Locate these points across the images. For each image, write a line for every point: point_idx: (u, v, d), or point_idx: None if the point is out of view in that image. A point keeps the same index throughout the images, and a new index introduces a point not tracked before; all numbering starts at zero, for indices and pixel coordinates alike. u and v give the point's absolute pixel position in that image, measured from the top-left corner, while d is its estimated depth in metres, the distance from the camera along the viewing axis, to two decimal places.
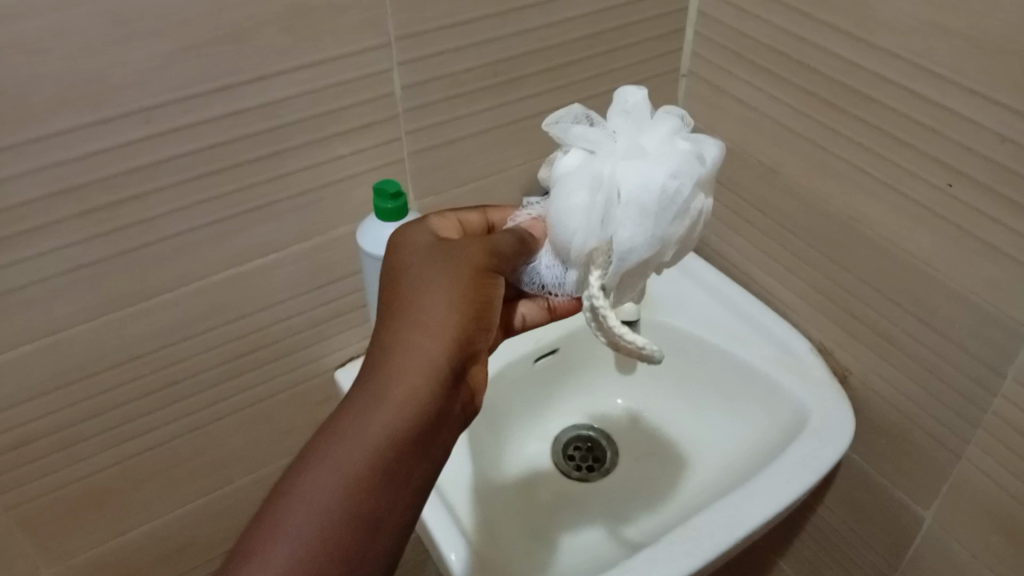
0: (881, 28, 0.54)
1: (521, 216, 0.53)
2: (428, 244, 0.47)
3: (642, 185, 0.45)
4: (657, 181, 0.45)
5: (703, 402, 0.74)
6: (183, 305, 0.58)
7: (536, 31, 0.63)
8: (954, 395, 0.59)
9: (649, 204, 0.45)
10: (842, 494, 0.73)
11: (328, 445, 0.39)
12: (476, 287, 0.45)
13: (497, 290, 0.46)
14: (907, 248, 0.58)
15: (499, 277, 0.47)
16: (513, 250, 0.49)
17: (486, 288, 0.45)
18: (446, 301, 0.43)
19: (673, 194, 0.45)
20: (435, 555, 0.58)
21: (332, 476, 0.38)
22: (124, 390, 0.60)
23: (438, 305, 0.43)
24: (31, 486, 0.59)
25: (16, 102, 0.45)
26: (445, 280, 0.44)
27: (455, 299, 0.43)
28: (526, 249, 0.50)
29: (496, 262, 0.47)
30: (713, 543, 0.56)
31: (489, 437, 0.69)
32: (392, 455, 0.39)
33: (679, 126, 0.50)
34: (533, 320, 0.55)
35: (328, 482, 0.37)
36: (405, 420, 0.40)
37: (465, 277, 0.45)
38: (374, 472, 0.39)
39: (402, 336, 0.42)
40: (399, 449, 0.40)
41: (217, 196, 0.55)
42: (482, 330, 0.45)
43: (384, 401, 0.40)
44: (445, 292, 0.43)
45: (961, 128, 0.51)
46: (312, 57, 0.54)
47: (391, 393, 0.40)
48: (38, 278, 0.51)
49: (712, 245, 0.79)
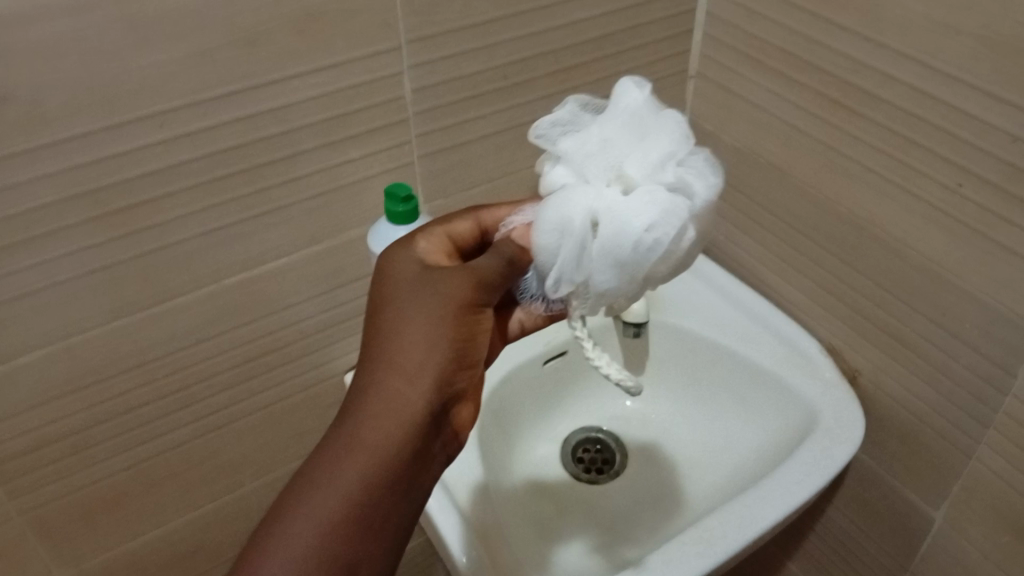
0: (891, 29, 0.54)
1: (512, 222, 0.49)
2: (414, 270, 0.45)
3: (617, 231, 0.42)
4: (633, 230, 0.42)
5: (713, 404, 0.74)
6: (196, 309, 0.59)
7: (547, 33, 0.63)
8: (965, 396, 0.59)
9: (622, 253, 0.42)
10: (853, 495, 0.73)
11: (303, 492, 0.40)
12: (460, 322, 0.43)
13: (483, 321, 0.45)
14: (918, 248, 0.58)
15: (487, 309, 0.45)
16: (501, 275, 0.46)
17: (472, 322, 0.44)
18: (427, 340, 0.43)
19: (649, 244, 0.42)
20: (446, 557, 0.58)
21: (305, 526, 0.39)
22: (137, 393, 0.60)
23: (418, 345, 0.43)
24: (44, 491, 0.60)
25: (31, 107, 0.45)
26: (432, 314, 0.43)
27: (437, 337, 0.43)
28: (516, 270, 0.47)
29: (484, 292, 0.45)
30: (726, 544, 0.56)
31: (499, 439, 0.69)
32: (365, 501, 0.40)
33: (676, 147, 0.45)
34: (530, 326, 0.53)
35: (300, 532, 0.39)
36: (379, 468, 0.41)
37: (452, 311, 0.43)
38: (347, 519, 0.40)
39: (379, 379, 0.42)
40: (373, 494, 0.41)
41: (231, 199, 0.55)
42: (464, 368, 0.44)
43: (359, 448, 0.41)
44: (427, 329, 0.43)
45: (973, 128, 0.51)
46: (325, 60, 0.54)
47: (365, 439, 0.41)
48: (52, 283, 0.51)
49: (720, 246, 0.79)
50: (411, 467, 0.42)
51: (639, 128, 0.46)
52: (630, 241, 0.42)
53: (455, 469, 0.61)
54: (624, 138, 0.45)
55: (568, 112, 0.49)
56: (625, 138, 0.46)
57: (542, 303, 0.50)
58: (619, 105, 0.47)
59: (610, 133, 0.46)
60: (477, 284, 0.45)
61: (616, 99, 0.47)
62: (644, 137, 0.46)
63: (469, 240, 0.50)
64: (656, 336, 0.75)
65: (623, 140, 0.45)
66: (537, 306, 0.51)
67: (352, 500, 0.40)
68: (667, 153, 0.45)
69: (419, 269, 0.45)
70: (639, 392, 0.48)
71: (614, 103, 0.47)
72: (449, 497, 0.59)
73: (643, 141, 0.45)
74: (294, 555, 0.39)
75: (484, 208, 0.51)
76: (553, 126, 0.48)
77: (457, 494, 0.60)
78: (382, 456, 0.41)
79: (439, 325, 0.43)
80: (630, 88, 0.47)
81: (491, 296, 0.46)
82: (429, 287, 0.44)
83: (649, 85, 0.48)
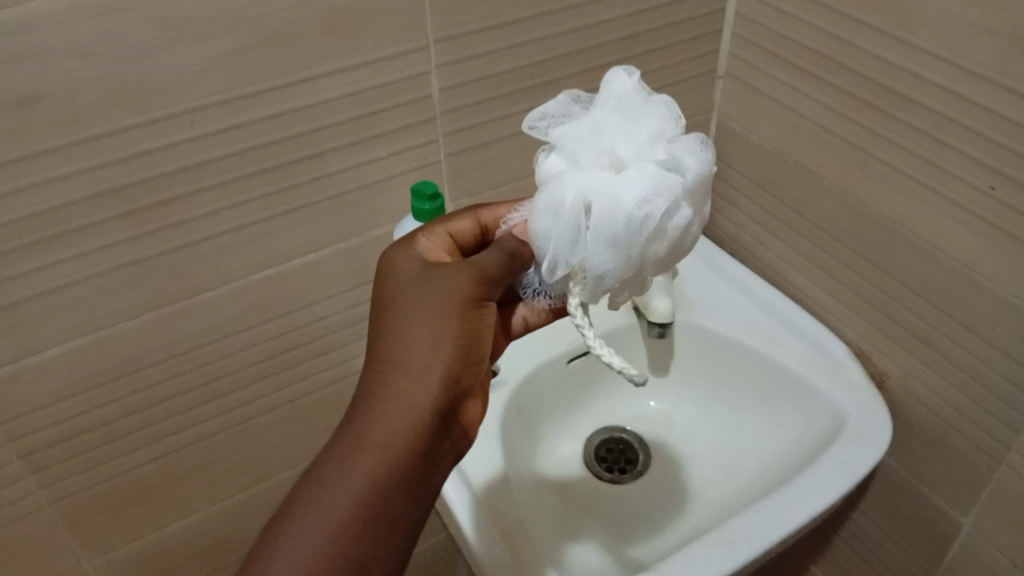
0: (924, 30, 0.53)
1: (514, 219, 0.49)
2: (415, 269, 0.45)
3: (609, 211, 0.42)
4: (623, 207, 0.42)
5: (741, 405, 0.74)
6: (226, 304, 0.59)
7: (574, 33, 0.63)
8: (996, 401, 0.58)
9: (616, 231, 0.42)
10: (879, 498, 0.73)
11: (313, 491, 0.40)
12: (463, 318, 0.44)
13: (487, 316, 0.45)
14: (949, 251, 0.57)
15: (489, 304, 0.45)
16: (503, 269, 0.46)
17: (476, 317, 0.45)
18: (431, 339, 0.43)
19: (641, 220, 0.42)
20: (467, 553, 0.58)
21: (314, 524, 0.39)
22: (166, 386, 0.61)
23: (423, 344, 0.43)
24: (75, 481, 0.61)
25: (66, 104, 0.46)
26: (438, 314, 0.43)
27: (442, 334, 0.43)
28: (518, 264, 0.47)
29: (487, 287, 0.45)
30: (749, 547, 0.55)
31: (523, 436, 0.69)
32: (375, 500, 0.41)
33: (667, 126, 0.45)
34: (534, 323, 0.52)
35: (310, 530, 0.39)
36: (388, 467, 0.41)
37: (456, 310, 0.44)
38: (358, 518, 0.40)
39: (386, 378, 0.43)
40: (383, 493, 0.41)
41: (262, 197, 0.56)
42: (471, 365, 0.45)
43: (367, 446, 0.41)
44: (431, 326, 0.43)
45: (1005, 129, 0.51)
46: (353, 60, 0.54)
47: (373, 439, 0.41)
48: (84, 277, 0.52)
49: (749, 246, 0.78)
50: (420, 463, 0.42)
51: (629, 110, 0.46)
52: (622, 218, 0.42)
53: (475, 463, 0.62)
54: (615, 121, 0.45)
55: (560, 105, 0.49)
56: (617, 121, 0.46)
57: (545, 298, 0.51)
58: (608, 92, 0.47)
59: (601, 117, 0.46)
60: (479, 279, 0.45)
61: (606, 86, 0.48)
62: (635, 118, 0.45)
63: (470, 237, 0.51)
64: (682, 336, 0.75)
65: (614, 123, 0.45)
66: (540, 301, 0.51)
67: (363, 496, 0.40)
68: (658, 132, 0.45)
69: (421, 269, 0.45)
70: (644, 382, 0.45)
71: (604, 90, 0.48)
72: (469, 491, 0.60)
73: (633, 123, 0.45)
74: (304, 552, 0.39)
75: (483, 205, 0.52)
76: (545, 117, 0.48)
77: (478, 489, 0.60)
78: (390, 451, 0.41)
79: (443, 322, 0.43)
80: (618, 75, 0.48)
81: (494, 290, 0.46)
82: (432, 285, 0.44)
83: (637, 72, 0.49)
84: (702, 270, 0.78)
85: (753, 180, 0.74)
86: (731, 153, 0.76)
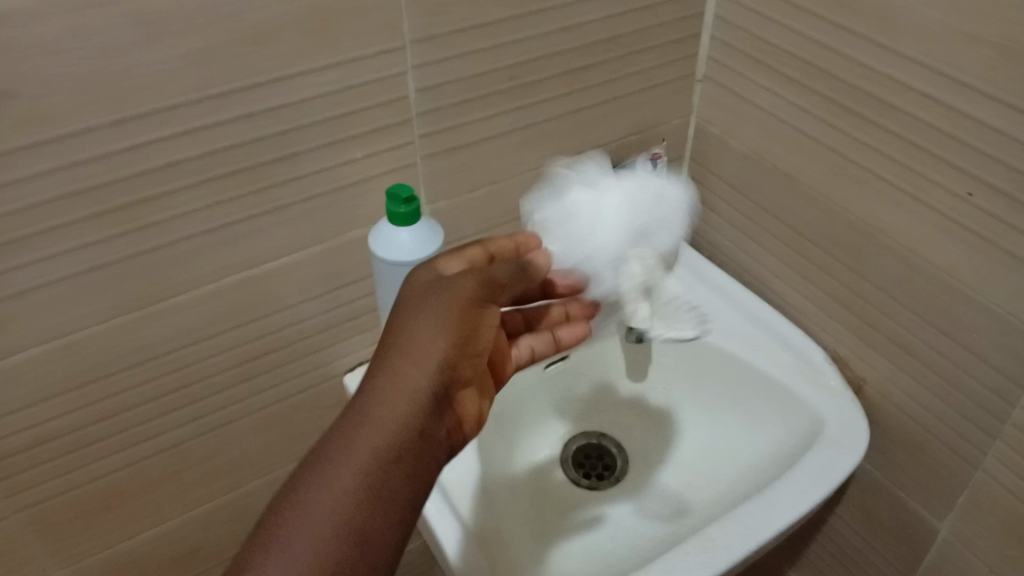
0: (906, 35, 0.53)
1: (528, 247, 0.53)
2: (428, 272, 0.46)
3: (619, 211, 0.52)
4: (629, 212, 0.53)
5: (719, 410, 0.74)
6: (199, 308, 0.58)
7: (554, 35, 0.62)
8: (973, 407, 0.58)
9: (623, 227, 0.52)
10: (857, 504, 0.73)
11: (314, 473, 0.40)
12: (466, 312, 0.45)
13: (490, 315, 0.46)
14: (928, 257, 0.58)
15: (493, 307, 0.46)
16: (512, 279, 0.47)
17: (479, 315, 0.45)
18: (434, 328, 0.43)
19: (643, 224, 0.53)
20: (445, 562, 0.57)
21: (317, 499, 0.39)
22: (136, 393, 0.59)
23: (426, 334, 0.43)
24: (42, 489, 0.59)
25: (35, 103, 0.45)
26: (440, 306, 0.44)
27: (443, 324, 0.44)
28: (527, 281, 0.48)
29: (493, 292, 0.46)
30: (729, 554, 0.55)
31: (500, 442, 0.69)
32: (375, 480, 0.40)
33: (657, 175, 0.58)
34: (540, 354, 0.53)
35: (310, 505, 0.39)
36: (386, 447, 0.41)
37: (461, 305, 0.44)
38: (359, 498, 0.39)
39: (388, 364, 0.43)
40: (383, 475, 0.40)
41: (237, 197, 0.55)
42: (469, 356, 0.45)
43: (367, 432, 0.41)
44: (434, 317, 0.44)
45: (986, 136, 0.51)
46: (331, 59, 0.53)
47: (371, 421, 0.41)
48: (53, 280, 0.51)
49: (727, 251, 0.78)
50: (418, 448, 0.42)
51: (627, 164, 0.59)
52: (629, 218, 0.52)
53: (453, 471, 0.61)
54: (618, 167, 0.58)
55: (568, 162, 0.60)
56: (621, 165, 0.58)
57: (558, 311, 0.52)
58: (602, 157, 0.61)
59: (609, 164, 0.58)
60: (487, 283, 0.46)
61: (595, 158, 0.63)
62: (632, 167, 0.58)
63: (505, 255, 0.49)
64: (661, 341, 0.75)
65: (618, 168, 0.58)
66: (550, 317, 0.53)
67: (363, 486, 0.40)
68: (650, 177, 0.57)
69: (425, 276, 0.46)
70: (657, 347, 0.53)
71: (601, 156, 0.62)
72: (446, 498, 0.59)
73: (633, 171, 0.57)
74: (304, 527, 0.38)
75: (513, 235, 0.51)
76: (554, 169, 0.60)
77: (454, 496, 0.59)
78: (390, 439, 0.41)
79: (447, 314, 0.44)
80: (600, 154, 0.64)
81: (500, 295, 0.47)
82: (440, 283, 0.45)
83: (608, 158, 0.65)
84: (681, 275, 0.78)
85: (732, 185, 0.74)
86: (709, 158, 0.76)
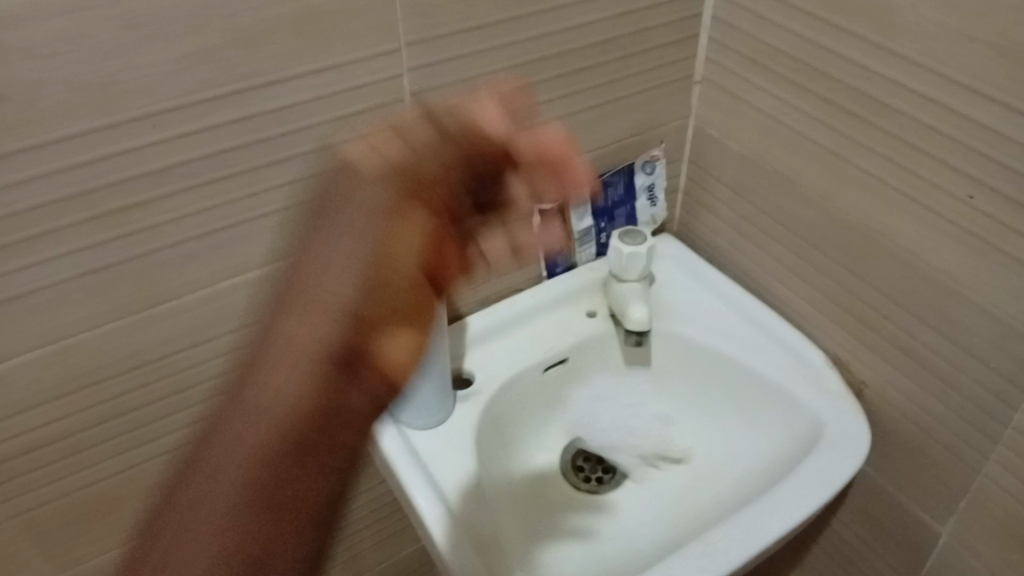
0: (904, 35, 0.53)
1: None
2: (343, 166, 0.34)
3: None
4: None
5: (719, 414, 0.73)
6: (193, 313, 0.58)
7: (551, 36, 0.62)
8: (974, 411, 0.58)
9: None
10: (858, 508, 0.72)
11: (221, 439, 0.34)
12: (393, 235, 0.31)
13: (417, 225, 0.32)
14: (928, 259, 0.57)
15: (421, 217, 0.32)
16: (460, 186, 0.33)
17: (401, 234, 0.31)
18: (347, 256, 0.32)
19: None
20: (443, 569, 0.57)
21: (225, 468, 0.33)
22: (129, 398, 0.59)
23: (335, 270, 0.32)
24: (36, 495, 0.59)
25: (24, 108, 0.44)
26: (367, 230, 0.31)
27: (358, 253, 0.31)
28: (486, 176, 0.34)
29: (439, 191, 0.32)
30: (729, 559, 0.55)
31: (498, 446, 0.69)
32: (286, 450, 0.32)
33: None
34: None
35: (223, 475, 0.34)
36: (290, 424, 0.32)
37: (380, 217, 0.32)
38: (266, 466, 0.33)
39: (285, 318, 0.32)
40: (294, 448, 0.32)
41: (229, 201, 0.54)
42: (393, 312, 0.31)
43: (267, 405, 0.32)
44: (351, 245, 0.32)
45: (986, 137, 0.50)
46: (324, 62, 0.53)
47: (274, 382, 0.32)
48: (44, 286, 0.50)
49: (725, 253, 0.78)
50: (321, 429, 0.32)
51: None
52: None
53: (450, 476, 0.61)
54: None
55: None
56: None
57: None
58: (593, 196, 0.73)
59: None
60: (421, 185, 0.32)
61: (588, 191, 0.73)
62: None
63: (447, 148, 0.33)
64: (660, 345, 0.74)
65: None
66: None
67: (280, 454, 0.32)
68: None
69: (356, 170, 0.33)
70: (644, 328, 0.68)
71: None
72: (444, 504, 0.59)
73: None
74: (218, 505, 0.34)
75: (523, 132, 0.34)
76: None
77: (452, 502, 0.59)
78: (293, 416, 0.32)
79: (366, 238, 0.32)
80: None
81: (463, 200, 0.33)
82: (358, 185, 0.32)
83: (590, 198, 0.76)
84: (679, 278, 0.78)
85: (730, 187, 0.74)
86: (708, 159, 0.75)
